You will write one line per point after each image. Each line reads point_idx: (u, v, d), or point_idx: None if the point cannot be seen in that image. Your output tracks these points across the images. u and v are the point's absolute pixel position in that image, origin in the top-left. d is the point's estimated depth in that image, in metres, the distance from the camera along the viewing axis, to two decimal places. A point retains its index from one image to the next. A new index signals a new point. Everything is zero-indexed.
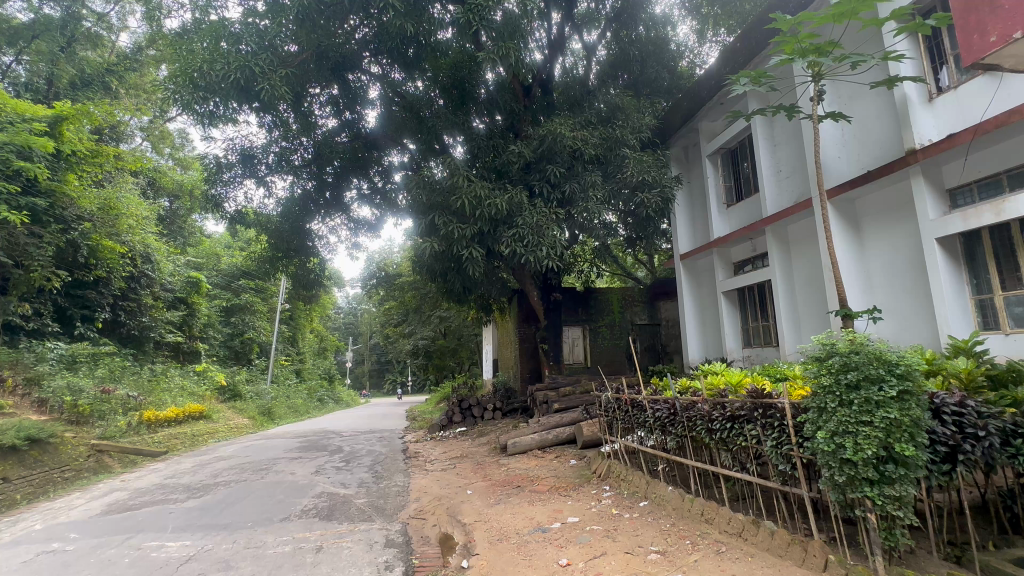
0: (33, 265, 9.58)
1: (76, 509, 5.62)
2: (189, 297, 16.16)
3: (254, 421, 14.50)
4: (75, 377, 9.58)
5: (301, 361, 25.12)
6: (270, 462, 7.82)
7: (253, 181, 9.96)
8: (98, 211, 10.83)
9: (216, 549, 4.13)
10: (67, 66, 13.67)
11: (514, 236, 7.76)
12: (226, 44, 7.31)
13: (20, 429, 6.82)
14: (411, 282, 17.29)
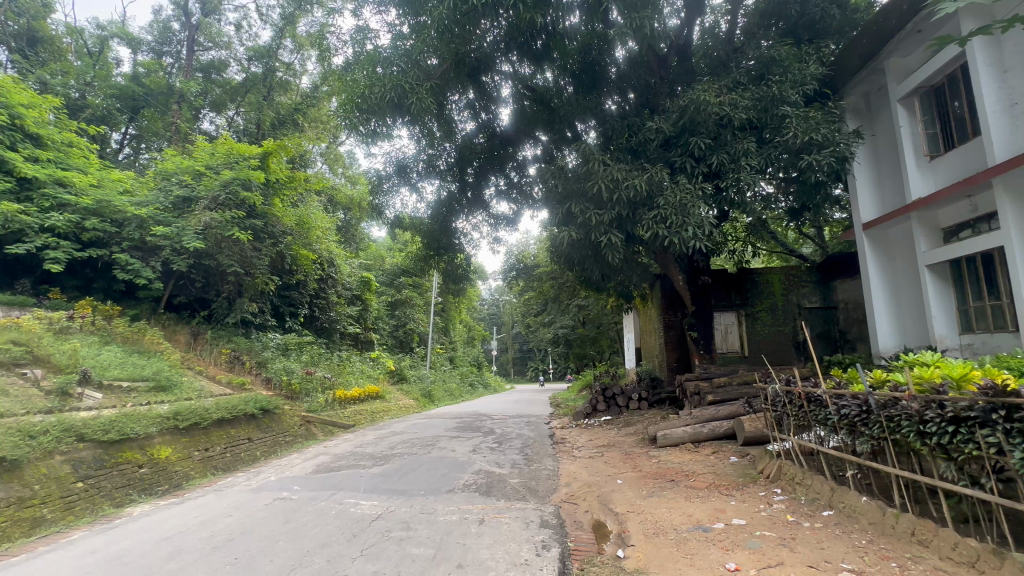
0: (257, 273, 12.14)
1: (296, 467, 7.01)
2: (362, 294, 18.88)
3: (418, 402, 16.39)
4: (289, 361, 11.94)
5: (452, 348, 27.55)
6: (434, 439, 8.75)
7: (407, 188, 11.10)
8: (296, 226, 13.44)
9: (398, 511, 4.75)
10: (268, 111, 16.96)
11: (655, 218, 7.34)
12: (381, 69, 8.31)
13: (257, 401, 8.71)
14: (549, 271, 17.65)
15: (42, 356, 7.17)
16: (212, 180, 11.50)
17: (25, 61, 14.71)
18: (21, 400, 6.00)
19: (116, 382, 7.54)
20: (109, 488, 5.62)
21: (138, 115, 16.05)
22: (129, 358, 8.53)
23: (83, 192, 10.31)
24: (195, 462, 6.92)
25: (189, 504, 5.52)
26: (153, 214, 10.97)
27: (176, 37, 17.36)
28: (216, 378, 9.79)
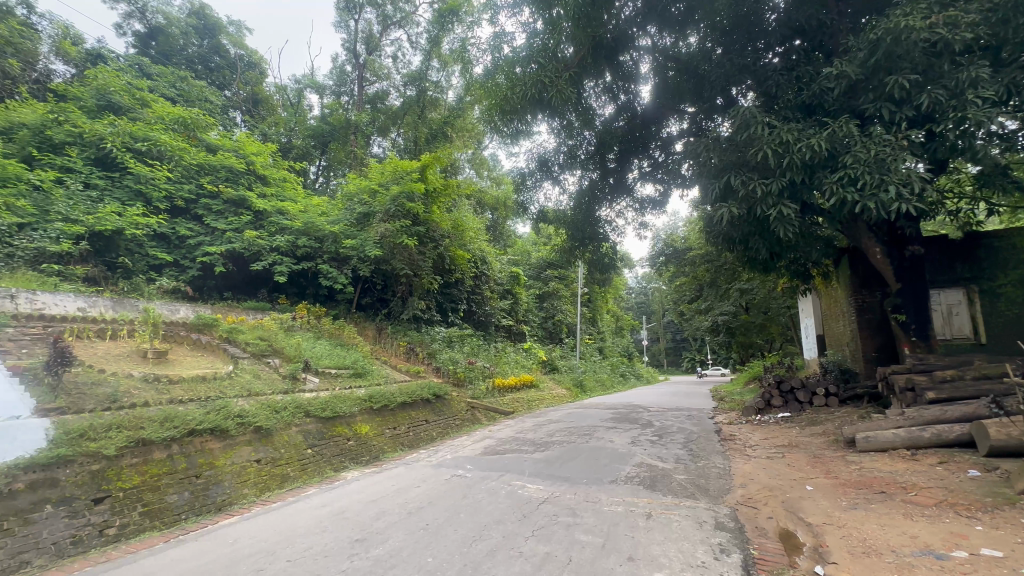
0: (423, 274, 13.67)
1: (466, 448, 7.70)
2: (512, 288, 19.90)
3: (570, 392, 16.68)
4: (454, 352, 13.18)
5: (601, 339, 27.32)
6: (592, 429, 8.79)
7: (550, 182, 11.22)
8: (452, 230, 14.67)
9: (563, 497, 4.87)
10: (422, 128, 18.88)
11: (841, 180, 6.20)
12: (519, 68, 8.60)
13: (431, 387, 9.79)
14: (703, 254, 16.28)
15: (279, 348, 9.12)
16: (384, 196, 13.19)
17: (252, 119, 18.86)
18: (268, 382, 7.74)
19: (327, 369, 9.21)
20: (329, 455, 6.92)
21: (327, 148, 19.29)
22: (334, 350, 10.33)
23: (294, 217, 12.82)
24: (387, 438, 8.13)
25: (386, 473, 6.50)
26: (343, 230, 13.11)
27: (350, 77, 20.37)
28: (397, 366, 11.29)
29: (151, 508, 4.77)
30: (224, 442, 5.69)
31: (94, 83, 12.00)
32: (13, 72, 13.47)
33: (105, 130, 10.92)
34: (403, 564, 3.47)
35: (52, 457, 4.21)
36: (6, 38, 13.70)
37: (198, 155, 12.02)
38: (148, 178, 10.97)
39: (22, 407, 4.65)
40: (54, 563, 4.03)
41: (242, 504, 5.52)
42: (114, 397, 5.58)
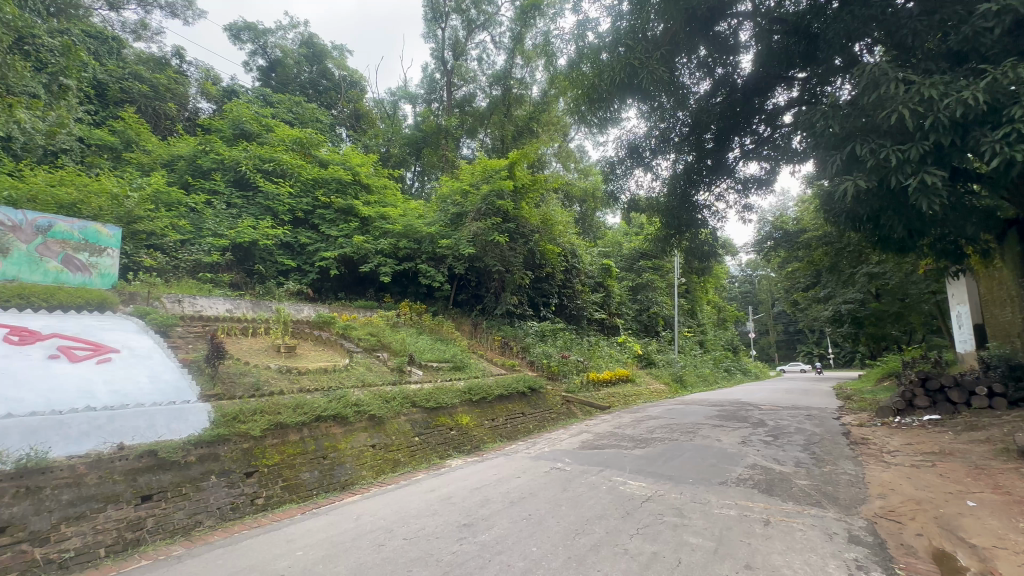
0: (515, 270, 13.91)
1: (564, 441, 7.72)
2: (604, 280, 19.50)
3: (670, 387, 15.96)
4: (547, 345, 13.27)
5: (701, 332, 25.72)
6: (696, 427, 8.32)
7: (641, 169, 10.71)
8: (542, 224, 14.73)
9: (668, 496, 4.67)
10: (509, 126, 19.16)
11: (1006, 137, 5.18)
12: (605, 54, 8.36)
13: (526, 381, 9.95)
14: (821, 236, 14.56)
15: (387, 343, 9.87)
16: (475, 196, 13.59)
17: (355, 134, 20.56)
18: (379, 374, 8.43)
19: (430, 363, 9.78)
20: (434, 443, 7.36)
21: (421, 154, 20.40)
22: (435, 345, 10.92)
23: (395, 221, 13.75)
24: (486, 429, 8.44)
25: (487, 463, 6.76)
26: (439, 231, 13.78)
27: (439, 84, 21.28)
28: (493, 360, 11.63)
29: (289, 483, 5.44)
30: (344, 427, 6.30)
31: (230, 115, 13.92)
32: (172, 113, 16.20)
33: (241, 155, 12.63)
34: (508, 551, 3.57)
35: (214, 436, 4.99)
36: (165, 85, 16.23)
37: (313, 170, 13.38)
38: (275, 195, 12.49)
39: (190, 391, 5.59)
40: (220, 524, 4.77)
41: (361, 484, 6.09)
42: (257, 386, 6.45)
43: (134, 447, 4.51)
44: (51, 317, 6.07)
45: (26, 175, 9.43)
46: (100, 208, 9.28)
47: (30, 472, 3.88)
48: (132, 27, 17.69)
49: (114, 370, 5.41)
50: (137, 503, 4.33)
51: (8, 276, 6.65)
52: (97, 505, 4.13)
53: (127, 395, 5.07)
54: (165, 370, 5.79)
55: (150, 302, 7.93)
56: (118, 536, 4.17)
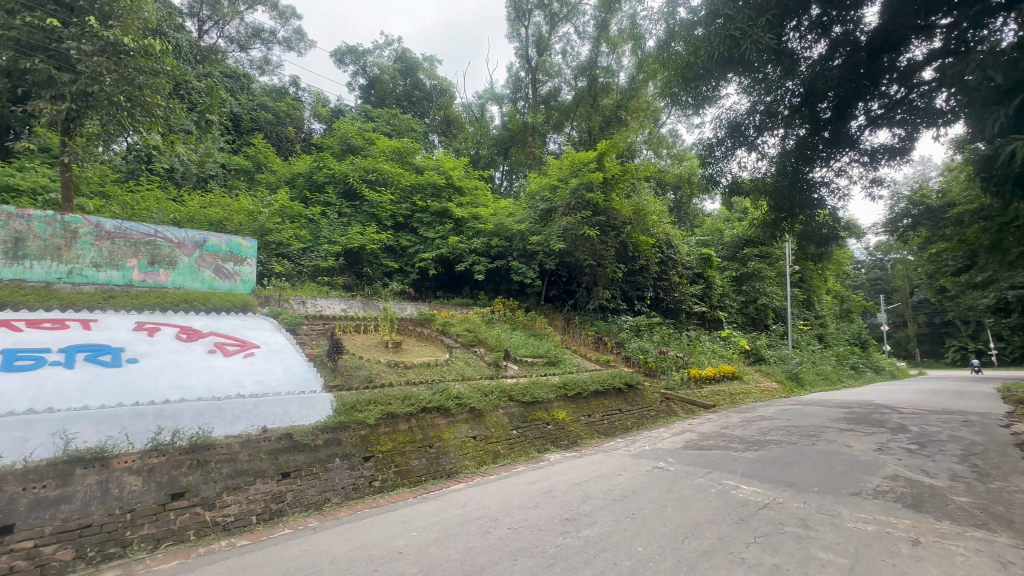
0: (607, 263, 13.60)
1: (666, 440, 7.40)
2: (704, 271, 18.33)
3: (783, 386, 14.57)
4: (643, 341, 12.77)
5: (820, 325, 23.05)
6: (818, 430, 7.50)
7: (744, 148, 9.85)
8: (634, 215, 14.22)
9: (789, 505, 4.26)
10: (596, 117, 18.72)
11: None
12: (700, 28, 7.82)
13: (622, 376, 9.70)
14: (977, 209, 12.26)
15: (483, 339, 10.23)
16: (564, 190, 13.50)
17: (446, 139, 21.52)
18: (477, 368, 8.78)
19: (524, 358, 9.96)
20: (532, 437, 7.48)
21: (509, 153, 20.75)
22: (529, 340, 11.08)
23: (487, 221, 14.15)
24: (583, 425, 8.39)
25: (586, 458, 6.72)
26: (529, 227, 13.93)
27: (524, 82, 21.45)
28: (587, 356, 11.49)
29: (401, 468, 5.86)
30: (447, 419, 6.64)
31: (339, 133, 15.34)
32: (291, 135, 18.30)
33: (348, 168, 13.87)
34: (613, 548, 3.51)
35: (337, 422, 5.56)
36: (286, 111, 18.33)
37: (410, 177, 14.25)
38: (378, 203, 13.53)
39: (317, 381, 6.29)
40: (345, 502, 5.30)
41: (465, 473, 6.38)
42: (370, 378, 7.07)
43: (275, 429, 5.19)
44: (209, 318, 7.20)
45: (185, 199, 11.24)
46: (240, 224, 10.76)
47: (200, 447, 4.66)
48: (258, 64, 20.23)
49: (257, 363, 6.27)
50: (278, 478, 4.97)
51: (176, 285, 8.03)
52: (249, 478, 4.81)
53: (268, 385, 5.84)
54: (296, 363, 6.58)
55: (281, 303, 9.02)
56: (266, 506, 4.80)
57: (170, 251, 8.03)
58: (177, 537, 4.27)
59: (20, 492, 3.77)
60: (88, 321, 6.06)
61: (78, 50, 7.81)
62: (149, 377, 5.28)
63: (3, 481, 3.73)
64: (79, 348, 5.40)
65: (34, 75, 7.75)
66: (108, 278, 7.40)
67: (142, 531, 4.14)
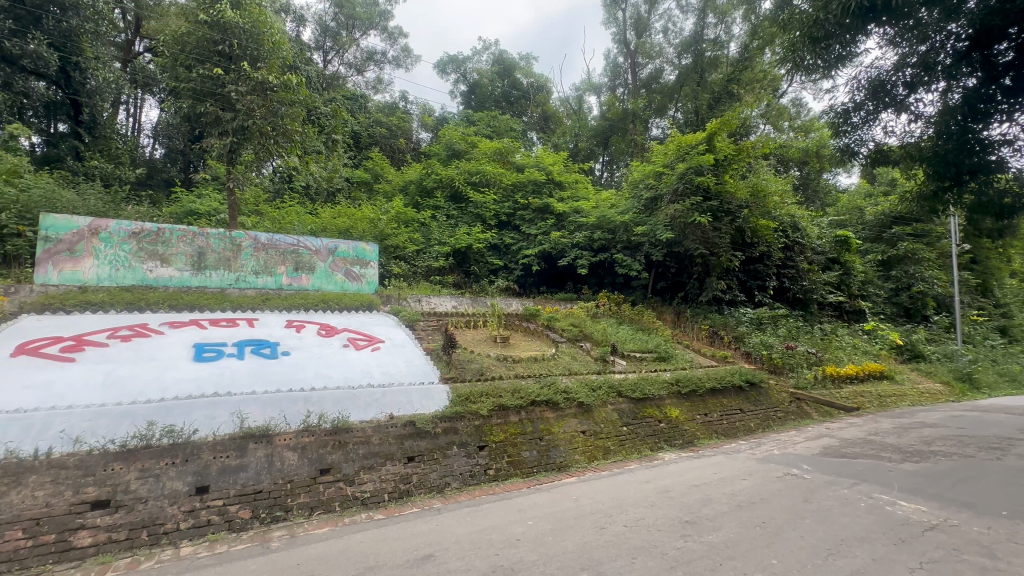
0: (721, 251, 12.59)
1: (799, 445, 6.67)
2: (840, 256, 16.08)
3: (950, 388, 12.25)
4: (766, 335, 11.59)
5: (1002, 315, 18.91)
6: (1003, 441, 6.20)
7: (891, 110, 8.44)
8: (751, 197, 12.99)
9: (965, 529, 3.59)
10: (704, 95, 17.38)
11: None
12: None
13: (743, 373, 8.93)
14: None
15: (588, 333, 10.13)
16: (670, 176, 12.79)
17: (544, 135, 21.61)
18: (584, 363, 8.72)
19: (632, 353, 9.66)
20: (644, 435, 7.25)
21: (608, 143, 20.21)
22: (636, 335, 10.73)
23: (589, 214, 13.95)
24: (699, 424, 7.92)
25: (704, 460, 6.34)
26: (633, 218, 13.46)
27: (622, 68, 20.77)
28: (702, 351, 10.78)
29: (513, 459, 6.06)
30: (556, 412, 6.70)
31: (444, 139, 16.23)
32: (402, 146, 19.83)
33: (454, 172, 14.60)
34: (742, 557, 3.26)
35: (452, 412, 5.92)
36: (397, 125, 19.93)
37: (512, 176, 14.62)
38: (482, 203, 14.09)
39: (434, 373, 6.75)
40: (464, 487, 5.63)
41: (576, 467, 6.41)
42: (481, 371, 7.41)
43: (400, 416, 5.69)
44: (343, 317, 8.13)
45: (319, 212, 12.73)
46: (363, 230, 11.83)
47: (340, 430, 5.29)
48: (372, 84, 22.25)
49: (384, 357, 6.91)
50: (405, 462, 5.43)
51: (315, 288, 9.19)
52: (380, 459, 5.33)
53: (393, 376, 6.41)
54: (415, 356, 7.13)
55: (400, 302, 9.82)
56: (396, 486, 5.28)
57: (310, 257, 9.17)
58: (325, 507, 4.88)
59: (212, 460, 4.61)
60: (252, 320, 7.20)
61: (237, 92, 9.26)
62: (299, 368, 6.11)
63: (199, 450, 4.60)
64: (247, 342, 6.44)
65: (205, 116, 9.34)
66: (264, 283, 8.71)
67: (299, 499, 4.81)
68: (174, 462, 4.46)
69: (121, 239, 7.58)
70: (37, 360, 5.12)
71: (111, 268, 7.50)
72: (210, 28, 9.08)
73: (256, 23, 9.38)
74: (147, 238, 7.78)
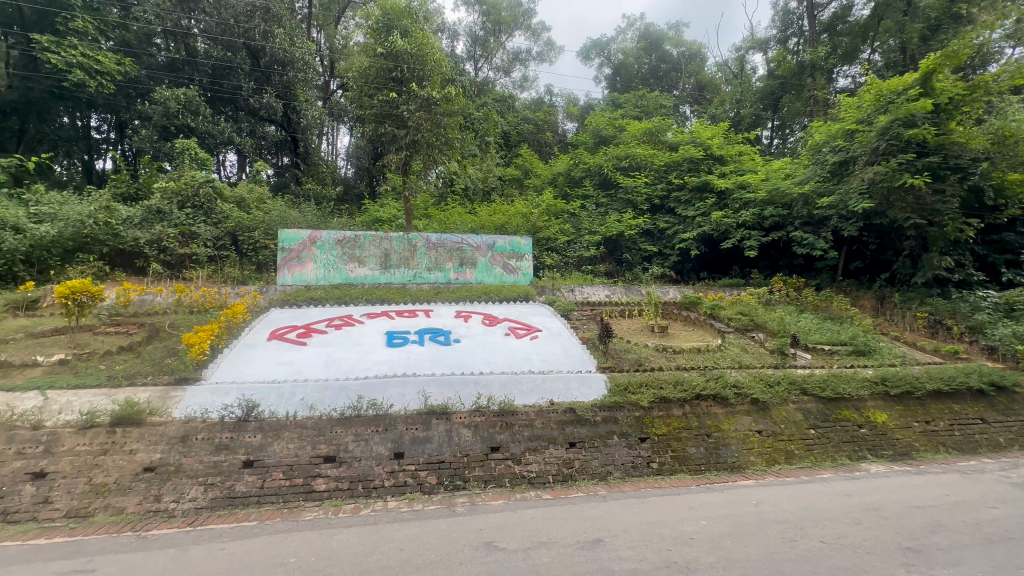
0: (946, 220, 10.04)
1: None
2: None
3: None
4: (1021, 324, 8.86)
5: None
6: None
7: None
8: (993, 146, 10.07)
9: None
10: (915, 25, 13.91)
11: None
12: None
13: (983, 373, 7.03)
14: None
15: (762, 323, 9.04)
16: (867, 132, 10.61)
17: (699, 107, 19.79)
18: (757, 356, 7.81)
19: (819, 345, 8.34)
20: (838, 441, 6.23)
21: (780, 104, 17.65)
22: (824, 324, 9.22)
23: (756, 188, 12.40)
24: (917, 434, 6.49)
25: (928, 478, 5.18)
26: (815, 187, 11.53)
27: (796, 14, 17.95)
28: (918, 345, 8.78)
29: (678, 455, 5.77)
30: (726, 409, 6.14)
31: (591, 127, 16.02)
32: (549, 139, 20.23)
33: (602, 159, 14.36)
34: None
35: (612, 402, 5.90)
36: (544, 119, 20.42)
37: (665, 156, 13.78)
38: (633, 188, 13.60)
39: (591, 362, 6.79)
40: (627, 478, 5.57)
41: (752, 470, 5.82)
42: (640, 361, 7.21)
43: (561, 403, 5.90)
44: (502, 307, 8.70)
45: (477, 211, 13.75)
46: (517, 225, 12.45)
47: (506, 412, 5.70)
48: (519, 83, 23.15)
49: (542, 345, 7.21)
50: (567, 447, 5.60)
51: (478, 281, 10.01)
52: (543, 442, 5.58)
53: (552, 364, 6.65)
54: (572, 345, 7.26)
55: (555, 292, 10.07)
56: (559, 469, 5.48)
57: (472, 254, 10.01)
58: (497, 482, 5.32)
59: (406, 431, 5.38)
60: (428, 311, 8.18)
61: (409, 111, 10.52)
62: (468, 354, 6.74)
63: (396, 422, 5.41)
64: (425, 331, 7.35)
65: (385, 136, 10.78)
66: (436, 278, 9.79)
67: (475, 472, 5.32)
68: (378, 430, 5.33)
69: (331, 246, 9.29)
70: (283, 344, 6.61)
71: (326, 269, 9.26)
72: (385, 59, 10.42)
73: (420, 46, 10.49)
74: (349, 244, 9.39)
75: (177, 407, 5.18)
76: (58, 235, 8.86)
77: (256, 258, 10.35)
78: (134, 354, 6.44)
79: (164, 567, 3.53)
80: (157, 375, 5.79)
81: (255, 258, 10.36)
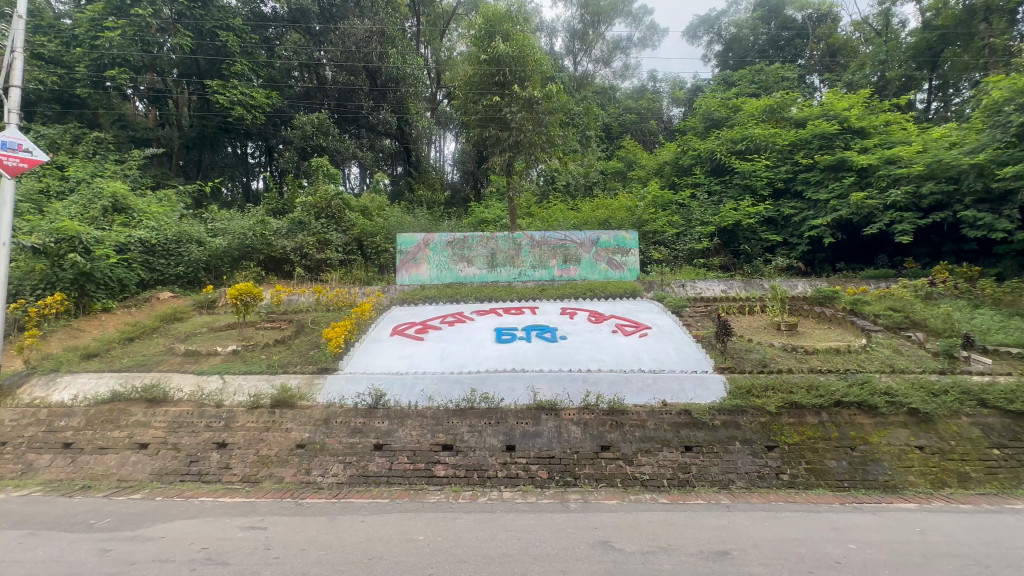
0: None
1: None
2: None
3: None
4: None
5: None
6: None
7: None
8: None
9: None
10: None
11: None
12: None
13: None
14: None
15: (919, 321, 7.72)
16: None
17: (832, 74, 17.38)
18: (914, 359, 6.68)
19: (1002, 347, 6.88)
20: None
21: (941, 59, 14.82)
22: (1008, 322, 7.58)
23: (910, 162, 10.59)
24: None
25: None
26: (993, 156, 9.52)
27: None
28: None
29: (815, 468, 5.15)
30: (875, 419, 5.35)
31: (700, 110, 14.93)
32: (653, 128, 19.30)
33: (714, 144, 13.33)
34: None
35: (733, 405, 5.47)
36: (647, 107, 19.54)
37: (789, 134, 12.37)
38: (751, 172, 12.43)
39: (707, 362, 6.37)
40: (752, 488, 5.12)
41: (913, 492, 4.99)
42: (765, 362, 6.57)
43: (675, 404, 5.63)
44: (609, 303, 8.53)
45: (579, 206, 13.62)
46: (622, 219, 12.10)
47: (616, 411, 5.59)
48: (619, 72, 22.43)
49: (652, 343, 6.93)
50: (683, 451, 5.31)
51: (583, 278, 9.93)
52: (656, 444, 5.37)
53: (664, 362, 6.37)
54: (685, 343, 6.87)
55: (664, 287, 9.60)
56: (674, 473, 5.22)
57: (576, 251, 9.95)
58: (609, 481, 5.22)
59: (516, 424, 5.54)
60: (534, 308, 8.31)
61: (512, 113, 10.76)
62: (575, 351, 6.73)
63: (507, 415, 5.60)
64: (532, 327, 7.48)
65: (490, 139, 11.16)
66: (541, 276, 9.90)
67: (586, 470, 5.29)
68: (491, 422, 5.56)
69: (443, 247, 9.89)
70: (404, 339, 7.19)
71: (439, 270, 9.88)
72: (489, 64, 10.78)
73: (521, 48, 10.70)
74: (459, 245, 9.91)
75: (321, 393, 5.93)
76: (228, 246, 10.64)
77: (378, 261, 11.40)
78: (286, 346, 7.48)
79: (317, 531, 4.06)
80: (304, 364, 6.67)
81: (377, 260, 11.41)
